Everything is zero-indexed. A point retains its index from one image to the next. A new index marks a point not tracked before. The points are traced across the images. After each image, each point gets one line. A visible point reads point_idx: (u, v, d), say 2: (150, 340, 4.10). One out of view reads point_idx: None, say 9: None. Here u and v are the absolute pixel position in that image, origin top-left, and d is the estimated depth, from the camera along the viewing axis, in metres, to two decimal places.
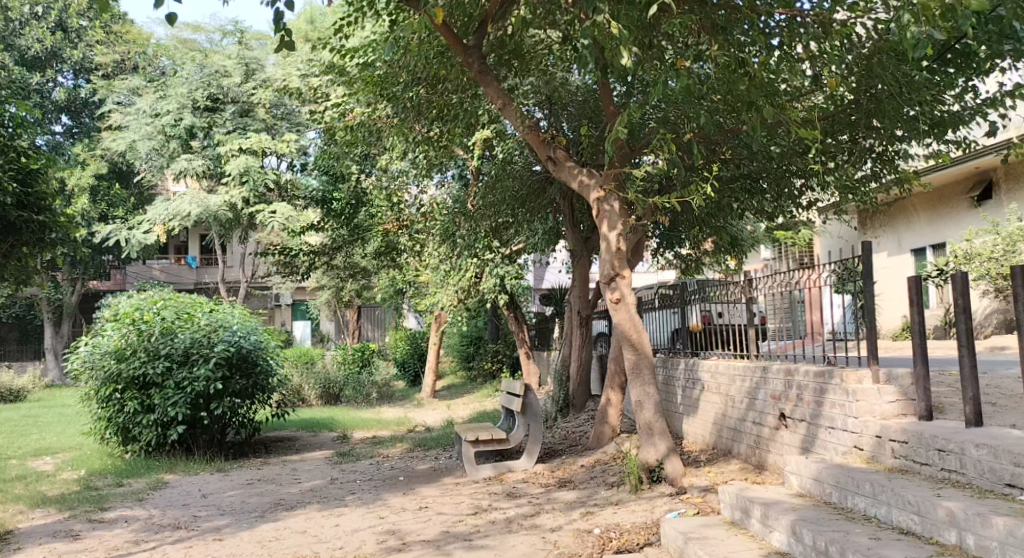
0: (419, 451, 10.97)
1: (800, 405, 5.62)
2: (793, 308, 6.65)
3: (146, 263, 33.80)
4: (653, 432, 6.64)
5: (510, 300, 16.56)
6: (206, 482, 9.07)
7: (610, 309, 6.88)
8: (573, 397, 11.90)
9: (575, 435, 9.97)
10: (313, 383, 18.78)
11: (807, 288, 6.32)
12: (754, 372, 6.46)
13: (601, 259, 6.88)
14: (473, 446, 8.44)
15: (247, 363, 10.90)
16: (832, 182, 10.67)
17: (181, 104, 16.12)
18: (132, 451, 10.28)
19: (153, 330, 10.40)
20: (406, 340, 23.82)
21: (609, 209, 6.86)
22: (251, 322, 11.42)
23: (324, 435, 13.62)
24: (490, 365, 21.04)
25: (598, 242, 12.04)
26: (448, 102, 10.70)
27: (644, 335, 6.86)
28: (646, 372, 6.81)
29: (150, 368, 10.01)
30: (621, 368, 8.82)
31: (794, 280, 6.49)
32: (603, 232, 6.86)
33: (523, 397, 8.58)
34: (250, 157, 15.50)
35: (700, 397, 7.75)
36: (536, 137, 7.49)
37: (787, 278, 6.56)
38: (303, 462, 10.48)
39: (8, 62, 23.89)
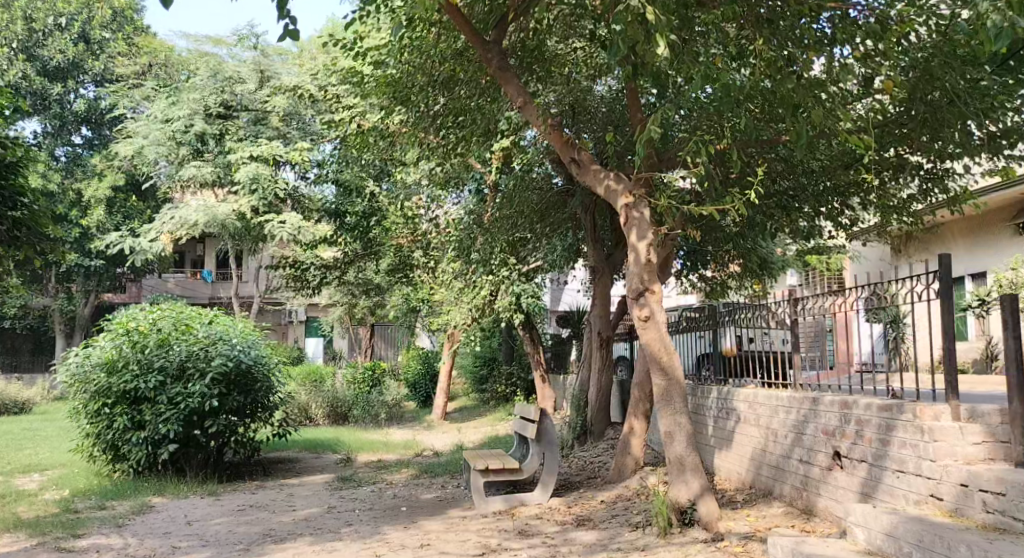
0: (425, 477, 10.26)
1: (859, 442, 4.89)
2: (821, 336, 6.28)
3: (160, 276, 33.49)
4: (685, 468, 5.88)
5: (526, 320, 15.92)
6: (194, 508, 8.41)
7: (637, 328, 6.14)
8: (592, 423, 11.13)
9: (593, 466, 9.22)
10: (320, 401, 18.18)
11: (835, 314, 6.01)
12: (800, 403, 5.73)
13: (629, 271, 6.17)
14: (483, 475, 7.71)
15: (246, 379, 10.25)
16: (874, 201, 10.00)
17: (193, 110, 15.63)
18: (120, 470, 9.65)
19: (148, 341, 9.81)
20: (418, 360, 23.21)
21: (638, 216, 6.18)
22: (253, 335, 10.79)
23: (327, 458, 12.94)
24: (504, 389, 20.28)
25: (621, 259, 11.38)
26: (464, 105, 10.04)
27: (675, 357, 6.10)
28: (678, 400, 6.03)
29: (142, 382, 9.40)
30: (645, 394, 8.10)
31: (822, 307, 6.13)
32: (631, 240, 6.17)
33: (538, 423, 7.88)
34: (261, 165, 15.01)
35: (735, 429, 7.02)
36: (558, 137, 6.84)
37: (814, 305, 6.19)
38: (302, 487, 9.80)
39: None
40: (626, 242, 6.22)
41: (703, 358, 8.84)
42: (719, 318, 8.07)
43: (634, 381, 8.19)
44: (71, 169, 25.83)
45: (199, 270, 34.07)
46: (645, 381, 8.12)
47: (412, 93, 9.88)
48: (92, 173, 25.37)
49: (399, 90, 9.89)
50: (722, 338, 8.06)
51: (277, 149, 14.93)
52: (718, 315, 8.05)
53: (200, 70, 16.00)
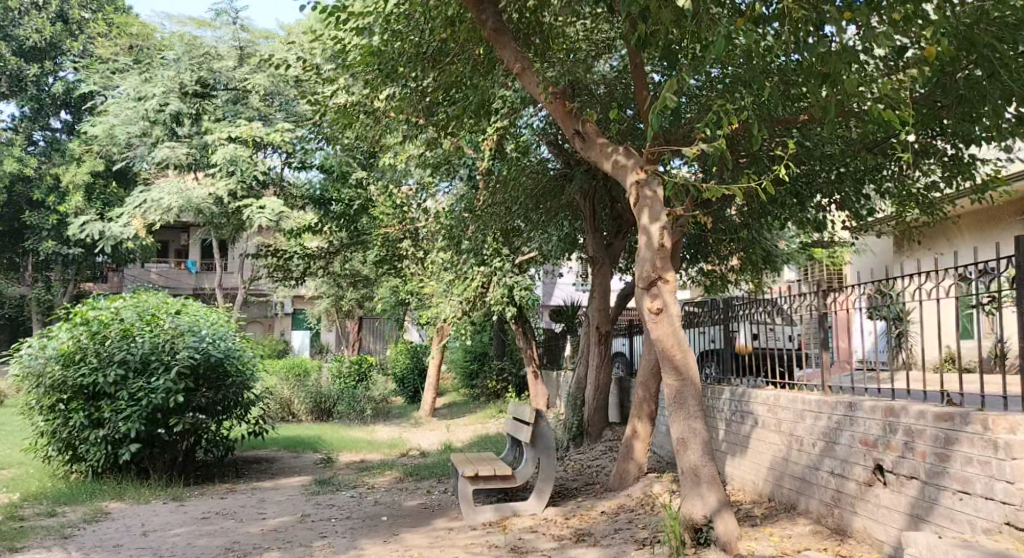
0: (410, 481, 9.53)
1: (908, 456, 4.20)
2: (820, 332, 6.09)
3: (143, 266, 32.56)
4: (700, 481, 5.20)
5: (519, 313, 15.24)
6: (154, 515, 7.68)
7: (648, 322, 5.44)
8: (588, 424, 10.43)
9: (591, 471, 8.55)
10: (303, 396, 17.44)
11: (834, 312, 5.88)
12: (832, 409, 5.05)
13: (639, 256, 5.45)
14: (472, 482, 7.00)
15: (216, 374, 9.54)
16: (894, 187, 9.35)
17: (166, 88, 14.67)
18: (77, 471, 8.89)
19: (110, 332, 9.08)
20: (407, 354, 22.51)
21: (650, 195, 5.47)
22: (223, 327, 10.04)
23: (307, 457, 12.18)
24: (495, 385, 19.55)
25: (620, 250, 10.74)
26: (454, 80, 9.29)
27: (690, 355, 5.41)
28: (692, 403, 5.35)
29: (102, 376, 8.66)
30: (651, 395, 7.42)
31: (818, 306, 6.02)
32: (641, 221, 5.47)
33: (532, 424, 7.18)
34: (240, 146, 14.20)
35: (751, 434, 6.33)
36: (561, 107, 6.18)
37: (814, 302, 6.05)
38: (276, 491, 9.07)
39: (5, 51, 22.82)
40: (637, 224, 5.52)
41: (709, 354, 8.15)
42: (732, 311, 7.43)
43: (638, 380, 7.52)
44: (48, 153, 24.92)
45: (184, 261, 33.28)
46: (650, 380, 7.44)
47: (400, 64, 9.08)
48: (70, 158, 24.42)
49: (383, 60, 9.15)
50: (735, 335, 7.44)
51: (257, 130, 14.14)
52: (731, 306, 7.42)
53: (175, 46, 15.14)
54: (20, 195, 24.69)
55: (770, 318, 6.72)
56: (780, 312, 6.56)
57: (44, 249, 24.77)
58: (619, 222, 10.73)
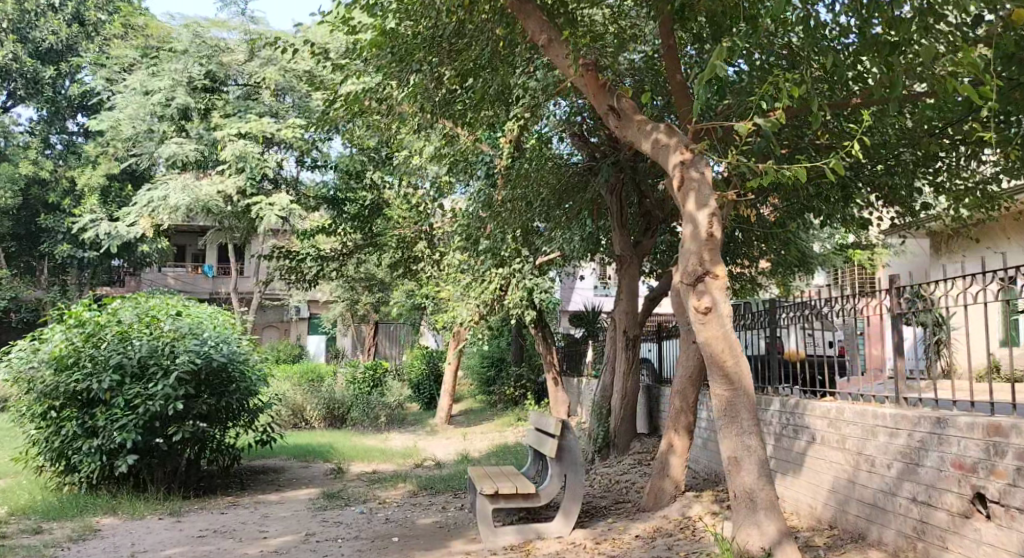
0: (424, 495, 8.88)
1: (1020, 485, 3.56)
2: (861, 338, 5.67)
3: (159, 270, 32.19)
4: (757, 507, 4.52)
5: (539, 317, 14.68)
6: (149, 533, 7.10)
7: (695, 322, 4.73)
8: (615, 436, 9.69)
9: (621, 488, 7.90)
10: (315, 402, 16.87)
11: (872, 317, 5.49)
12: (910, 426, 4.38)
13: (684, 248, 4.75)
14: (492, 501, 6.33)
15: (219, 380, 8.95)
16: (947, 181, 8.63)
17: (174, 81, 14.13)
18: (70, 484, 8.32)
19: (104, 334, 8.51)
20: (422, 359, 21.90)
21: (697, 177, 4.77)
22: (226, 329, 9.45)
23: (316, 467, 11.58)
24: (512, 391, 18.89)
25: (649, 248, 10.07)
26: (472, 66, 8.66)
27: (744, 361, 4.70)
28: (746, 417, 4.64)
29: (95, 382, 8.09)
30: (689, 406, 6.72)
31: (857, 308, 5.64)
32: (685, 206, 4.78)
33: (558, 437, 6.50)
34: (250, 142, 13.65)
35: (806, 452, 5.64)
36: (593, 82, 5.57)
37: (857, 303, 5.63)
38: (281, 506, 8.47)
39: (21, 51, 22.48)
40: (682, 210, 4.81)
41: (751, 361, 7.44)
42: (780, 315, 6.75)
43: (674, 389, 6.81)
44: (65, 156, 24.64)
45: (200, 265, 32.96)
46: (687, 389, 6.73)
47: (415, 48, 8.45)
48: (85, 161, 24.02)
49: (396, 43, 8.53)
50: (785, 342, 6.75)
51: (268, 125, 13.60)
52: (779, 309, 6.73)
53: (184, 39, 14.62)
54: (35, 198, 24.41)
55: (813, 322, 6.23)
56: (833, 313, 5.95)
57: (60, 253, 24.46)
58: (649, 218, 10.06)
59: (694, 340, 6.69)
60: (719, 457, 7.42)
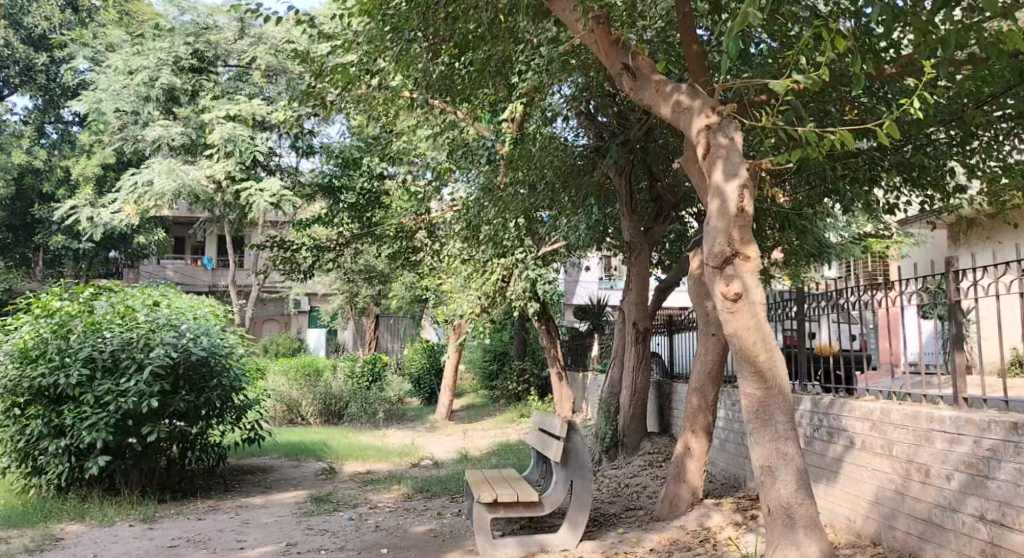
0: (419, 499, 8.26)
1: None
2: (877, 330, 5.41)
3: (158, 262, 31.63)
4: (795, 525, 3.89)
5: (544, 310, 14.09)
6: (116, 542, 6.51)
7: (722, 311, 4.10)
8: (624, 435, 9.07)
9: (631, 493, 7.30)
10: (312, 397, 16.31)
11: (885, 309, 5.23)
12: (973, 430, 3.77)
13: (710, 225, 4.11)
14: (490, 511, 5.71)
15: (199, 375, 8.35)
16: (984, 162, 8.00)
17: (160, 60, 13.52)
18: (36, 486, 7.72)
19: (74, 326, 7.90)
20: (423, 353, 21.28)
21: (724, 143, 4.14)
22: (206, 321, 8.83)
23: (308, 467, 10.97)
24: (515, 386, 18.28)
25: (660, 235, 9.42)
26: (471, 36, 7.99)
27: (778, 356, 4.07)
28: (781, 420, 4.01)
29: (62, 376, 7.50)
30: (707, 405, 6.08)
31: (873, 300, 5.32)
32: (710, 178, 4.14)
33: (563, 440, 5.87)
34: (240, 124, 13.01)
35: (841, 457, 5.03)
36: (604, 37, 4.96)
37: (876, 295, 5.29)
38: (264, 511, 7.87)
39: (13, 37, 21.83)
40: (707, 182, 4.16)
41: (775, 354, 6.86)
42: (808, 304, 6.21)
43: (691, 387, 6.17)
44: (59, 145, 24.01)
45: (200, 257, 32.39)
46: (706, 386, 6.08)
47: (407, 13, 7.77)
48: (78, 149, 23.38)
49: (388, 10, 7.87)
50: (813, 334, 6.22)
51: (259, 108, 13.05)
52: (808, 298, 6.19)
53: (171, 16, 14.00)
54: (29, 188, 23.75)
55: (837, 312, 5.78)
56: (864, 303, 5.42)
57: (53, 244, 23.80)
58: (660, 203, 9.41)
59: (713, 333, 6.05)
60: (738, 461, 6.83)
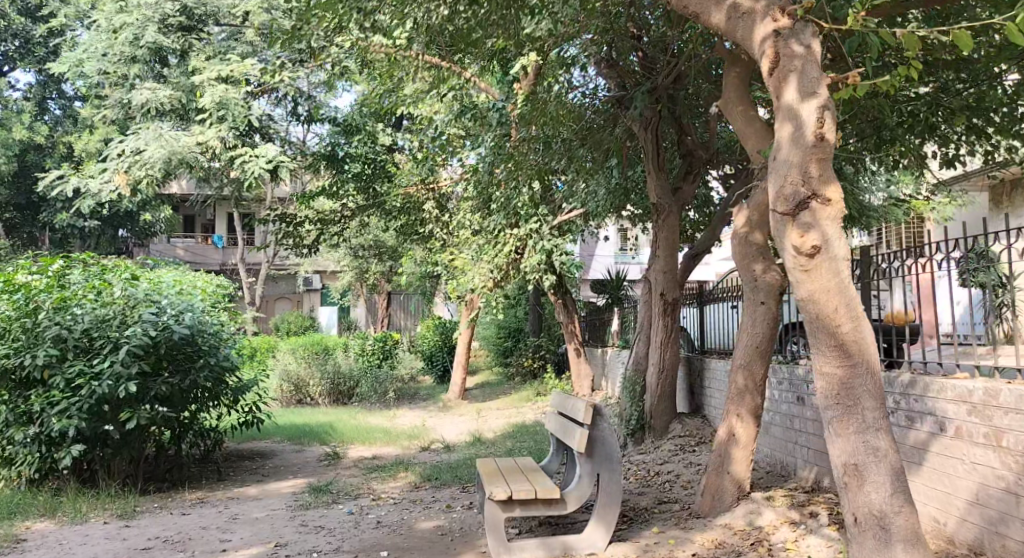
0: (427, 489, 7.49)
1: None
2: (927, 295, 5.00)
3: (168, 241, 30.94)
4: (888, 537, 3.07)
5: (559, 282, 13.33)
6: (84, 543, 5.75)
7: (793, 270, 3.25)
8: (652, 417, 8.23)
9: (663, 482, 6.49)
10: (319, 376, 15.56)
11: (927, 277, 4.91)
12: None
13: (778, 158, 3.24)
14: (505, 510, 4.92)
15: (182, 355, 7.62)
16: None
17: (146, 18, 12.76)
18: (5, 480, 7.02)
19: (42, 302, 7.17)
20: (435, 330, 20.55)
21: (799, 52, 3.28)
22: (190, 297, 8.18)
23: (310, 452, 10.26)
24: (531, 363, 17.51)
25: (690, 196, 8.51)
26: None
27: (864, 324, 3.22)
28: (869, 405, 3.17)
29: (28, 357, 6.79)
30: (756, 385, 5.18)
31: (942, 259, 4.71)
32: (781, 100, 3.29)
33: (588, 427, 5.04)
34: (231, 86, 12.16)
35: (924, 445, 4.19)
36: None
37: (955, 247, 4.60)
38: (256, 504, 7.14)
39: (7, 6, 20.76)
40: (777, 104, 3.31)
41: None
42: (876, 263, 5.41)
43: (735, 364, 5.27)
44: (62, 122, 23.17)
45: (209, 236, 31.72)
46: (754, 363, 5.16)
47: None
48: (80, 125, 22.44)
49: None
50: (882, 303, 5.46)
51: (251, 68, 12.24)
52: (876, 256, 5.38)
53: None
54: (32, 166, 22.75)
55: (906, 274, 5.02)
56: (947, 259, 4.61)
57: (58, 222, 22.82)
58: (690, 160, 8.51)
59: (764, 300, 5.18)
60: (786, 447, 6.01)
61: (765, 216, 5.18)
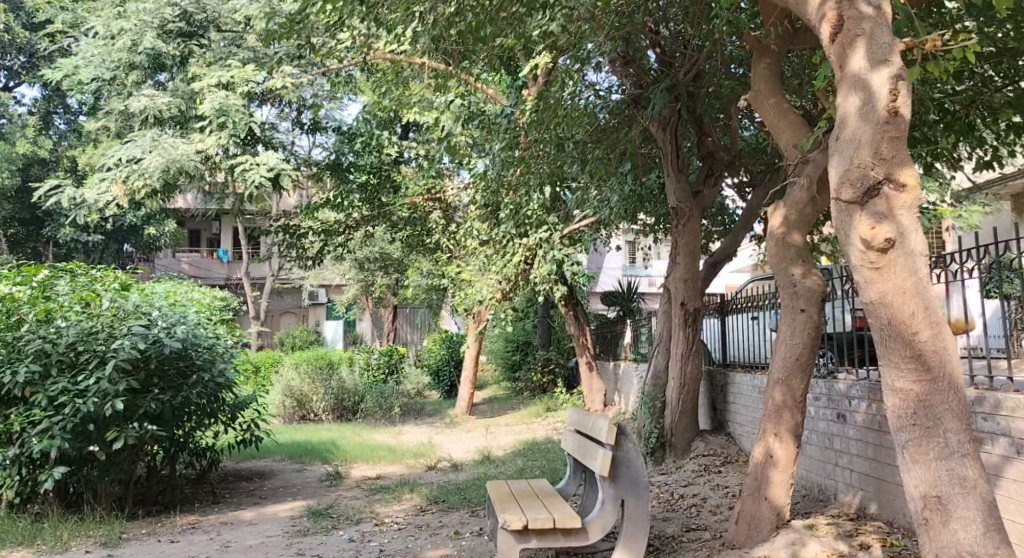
0: (434, 513, 7.00)
1: None
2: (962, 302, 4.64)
3: (173, 255, 30.62)
4: None
5: (570, 293, 12.88)
6: None
7: (860, 265, 2.82)
8: (673, 434, 7.74)
9: (690, 507, 6.00)
10: (323, 392, 15.10)
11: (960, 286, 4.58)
12: None
13: (842, 136, 2.86)
14: (521, 541, 4.42)
15: (173, 371, 7.17)
16: None
17: (144, 23, 12.46)
18: None
19: (25, 314, 6.76)
20: (441, 344, 20.09)
21: (868, 16, 2.88)
22: (183, 308, 7.76)
23: (312, 471, 9.79)
24: (540, 377, 17.00)
25: (711, 200, 8.07)
26: None
27: (945, 329, 2.75)
28: (952, 425, 2.69)
29: (8, 373, 6.36)
30: (796, 400, 4.67)
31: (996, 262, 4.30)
32: (845, 69, 2.91)
33: (612, 449, 4.53)
34: (232, 93, 11.78)
35: (1000, 472, 3.69)
36: None
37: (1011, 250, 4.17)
38: (251, 529, 6.66)
39: (11, 18, 20.55)
40: (842, 75, 2.93)
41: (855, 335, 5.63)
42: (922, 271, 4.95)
43: (772, 378, 4.75)
44: (68, 136, 22.84)
45: (215, 250, 31.40)
46: (793, 377, 4.66)
47: None
48: (85, 138, 22.12)
49: None
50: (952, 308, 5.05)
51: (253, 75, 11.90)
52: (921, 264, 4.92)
53: None
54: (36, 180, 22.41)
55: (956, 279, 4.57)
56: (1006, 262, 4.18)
57: (62, 236, 22.44)
58: (710, 161, 8.07)
59: (803, 308, 4.71)
60: (825, 469, 5.52)
61: (803, 214, 4.82)
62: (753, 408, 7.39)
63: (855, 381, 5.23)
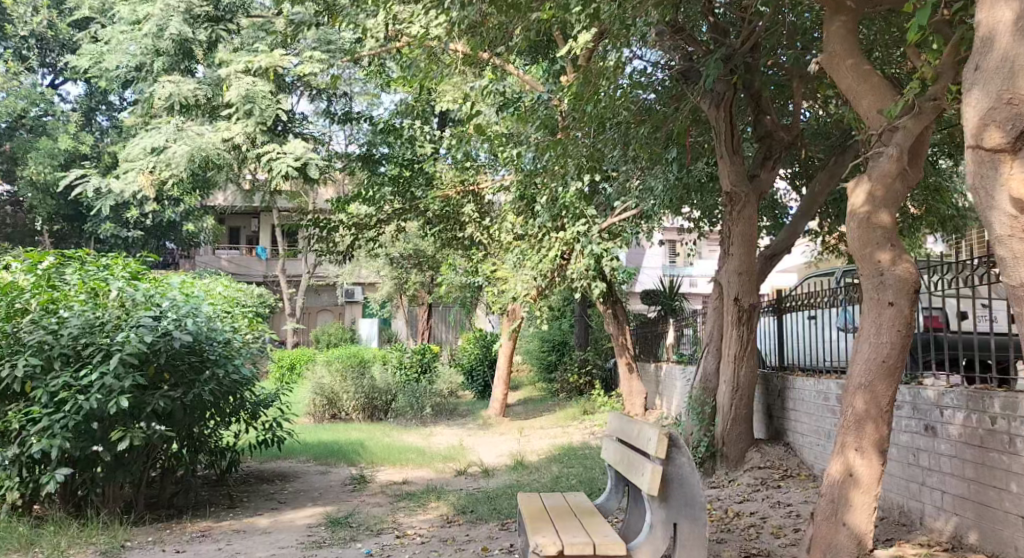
0: (461, 525, 6.40)
1: None
2: None
3: (212, 253, 30.54)
4: None
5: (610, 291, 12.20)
6: None
7: (1003, 216, 2.49)
8: (724, 443, 7.03)
9: (749, 526, 5.31)
10: (353, 391, 14.61)
11: None
12: None
13: (988, 64, 2.57)
14: None
15: (185, 366, 6.68)
16: None
17: (171, 7, 12.19)
18: None
19: (27, 304, 6.34)
20: (476, 343, 19.49)
21: None
22: (197, 300, 7.25)
23: (336, 474, 9.27)
24: (577, 379, 16.30)
25: (768, 186, 7.36)
26: None
27: None
28: None
29: (6, 366, 5.94)
30: (882, 410, 3.96)
31: None
32: None
33: (662, 464, 3.85)
34: (260, 80, 11.33)
35: None
36: None
37: None
38: (262, 539, 6.15)
39: (54, 13, 20.50)
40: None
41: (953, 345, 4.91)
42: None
43: (851, 384, 4.06)
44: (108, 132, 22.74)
45: (252, 247, 31.28)
46: (878, 383, 3.96)
47: None
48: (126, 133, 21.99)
49: None
50: None
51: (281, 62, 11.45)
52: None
53: None
54: None
55: None
56: None
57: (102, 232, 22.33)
58: (768, 143, 7.36)
59: (892, 300, 4.01)
60: (909, 488, 4.78)
61: (892, 189, 4.12)
62: (816, 417, 6.64)
63: (947, 388, 4.49)
